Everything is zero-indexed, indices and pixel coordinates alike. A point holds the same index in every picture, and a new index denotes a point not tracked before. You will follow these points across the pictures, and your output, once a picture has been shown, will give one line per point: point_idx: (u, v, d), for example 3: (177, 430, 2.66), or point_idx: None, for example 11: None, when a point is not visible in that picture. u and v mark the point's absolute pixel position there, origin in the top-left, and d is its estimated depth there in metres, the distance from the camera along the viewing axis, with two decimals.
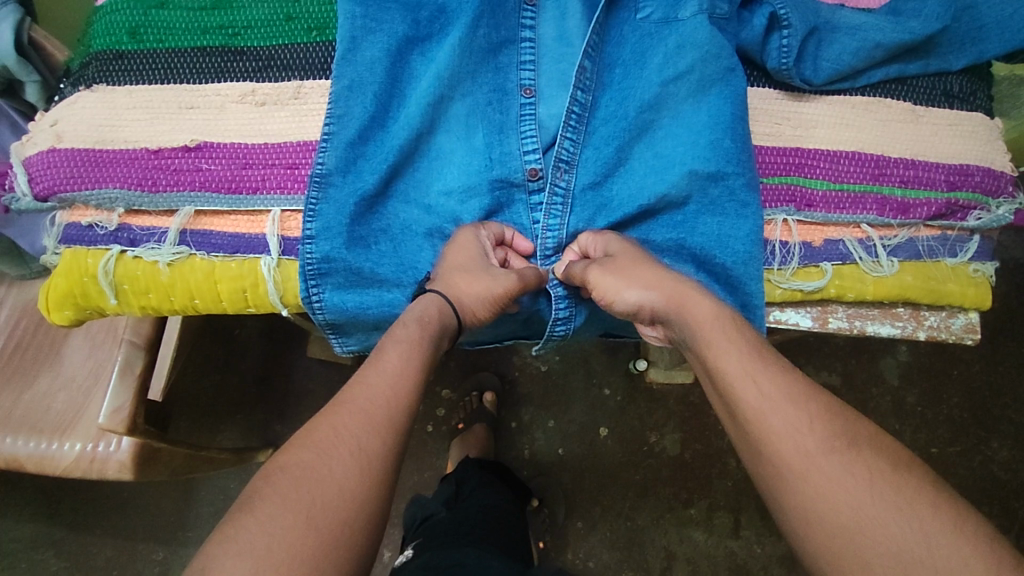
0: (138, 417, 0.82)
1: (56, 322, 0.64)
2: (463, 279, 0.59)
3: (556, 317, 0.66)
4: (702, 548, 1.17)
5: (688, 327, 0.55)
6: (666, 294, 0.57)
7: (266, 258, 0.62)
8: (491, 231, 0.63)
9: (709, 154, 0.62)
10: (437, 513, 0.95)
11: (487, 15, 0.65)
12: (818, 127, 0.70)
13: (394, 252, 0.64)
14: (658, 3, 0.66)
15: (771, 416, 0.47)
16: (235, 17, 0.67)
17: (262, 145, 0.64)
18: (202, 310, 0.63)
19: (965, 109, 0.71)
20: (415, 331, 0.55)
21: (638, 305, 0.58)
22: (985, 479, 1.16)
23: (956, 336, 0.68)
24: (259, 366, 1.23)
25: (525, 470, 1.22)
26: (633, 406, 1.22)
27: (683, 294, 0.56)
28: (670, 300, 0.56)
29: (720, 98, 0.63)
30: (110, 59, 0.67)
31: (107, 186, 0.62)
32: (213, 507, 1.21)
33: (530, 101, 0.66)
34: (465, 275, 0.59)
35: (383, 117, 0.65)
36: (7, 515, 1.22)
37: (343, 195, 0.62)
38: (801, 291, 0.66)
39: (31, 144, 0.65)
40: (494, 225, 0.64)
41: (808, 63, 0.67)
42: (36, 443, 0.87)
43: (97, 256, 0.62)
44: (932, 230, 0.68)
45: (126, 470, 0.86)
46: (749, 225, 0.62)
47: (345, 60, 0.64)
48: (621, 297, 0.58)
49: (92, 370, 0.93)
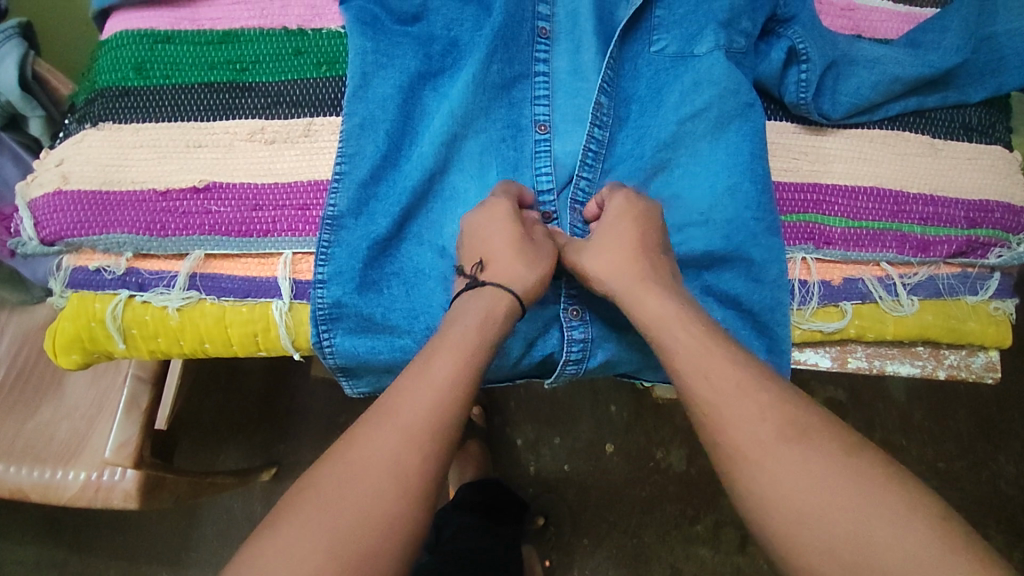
0: (144, 450, 0.81)
1: (63, 365, 0.62)
2: (507, 260, 0.56)
3: (568, 356, 0.63)
4: (709, 565, 1.16)
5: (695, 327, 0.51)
6: (625, 286, 0.55)
7: (278, 301, 0.61)
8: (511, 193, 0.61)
9: (729, 202, 0.61)
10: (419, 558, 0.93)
11: (501, 50, 0.64)
12: (836, 161, 0.69)
13: (409, 297, 0.62)
14: (673, 37, 0.65)
15: (792, 452, 0.44)
16: (243, 52, 0.66)
17: (273, 185, 0.63)
18: (212, 354, 0.62)
19: (985, 142, 0.70)
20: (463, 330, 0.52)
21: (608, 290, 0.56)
22: (990, 493, 1.13)
23: (976, 374, 0.68)
24: (262, 388, 1.21)
25: (530, 487, 1.20)
26: (639, 423, 1.21)
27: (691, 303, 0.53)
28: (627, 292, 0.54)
29: (739, 135, 0.62)
30: (116, 96, 0.65)
31: (114, 230, 0.61)
32: (216, 528, 1.19)
33: (546, 138, 0.65)
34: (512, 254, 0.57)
35: (396, 156, 0.64)
36: (9, 537, 1.21)
37: (355, 238, 0.61)
38: (821, 331, 0.66)
39: (36, 184, 0.64)
40: (512, 186, 0.61)
41: (827, 97, 0.66)
42: (40, 472, 0.84)
43: (105, 300, 0.61)
44: (952, 268, 0.67)
45: (132, 499, 0.83)
46: (775, 268, 0.61)
47: (356, 97, 0.63)
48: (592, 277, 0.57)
49: (95, 399, 0.88)
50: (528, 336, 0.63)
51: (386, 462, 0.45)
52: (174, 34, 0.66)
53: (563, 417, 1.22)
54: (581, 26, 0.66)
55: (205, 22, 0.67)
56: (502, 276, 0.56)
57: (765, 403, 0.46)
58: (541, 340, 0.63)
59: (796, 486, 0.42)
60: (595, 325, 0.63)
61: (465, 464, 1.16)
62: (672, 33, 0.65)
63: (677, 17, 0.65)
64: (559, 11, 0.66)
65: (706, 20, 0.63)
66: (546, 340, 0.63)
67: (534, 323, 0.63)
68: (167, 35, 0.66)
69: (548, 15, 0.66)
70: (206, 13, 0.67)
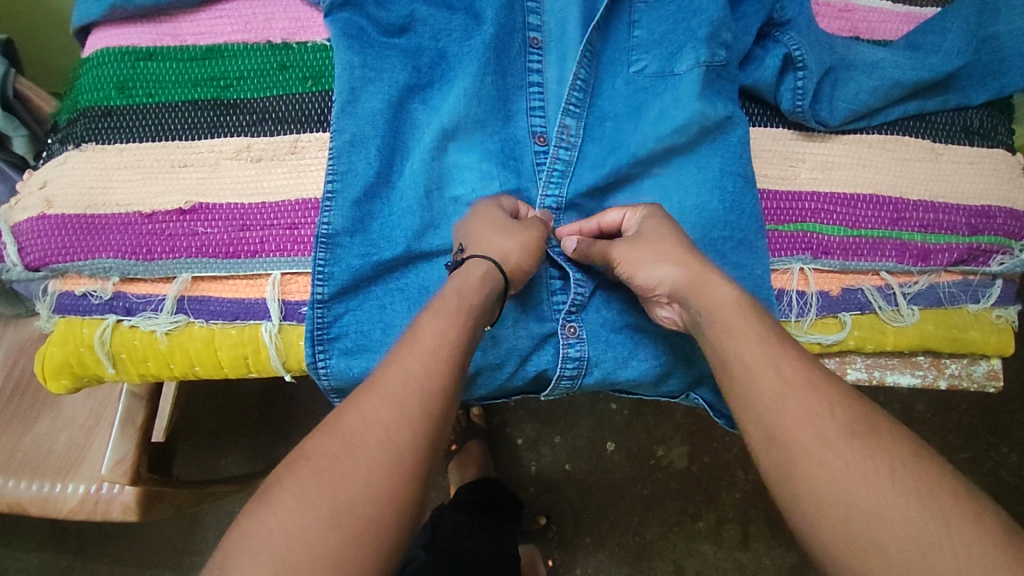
0: (142, 466, 0.76)
1: (53, 391, 0.62)
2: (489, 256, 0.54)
3: (562, 370, 0.61)
4: (712, 562, 1.12)
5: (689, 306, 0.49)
6: (691, 271, 0.51)
7: (266, 323, 0.60)
8: (507, 204, 0.59)
9: (695, 220, 0.62)
10: (417, 556, 0.91)
11: (494, 62, 0.63)
12: (835, 168, 0.67)
13: (409, 315, 0.60)
14: (653, 56, 0.63)
15: (812, 445, 0.41)
16: (227, 68, 0.65)
17: (260, 205, 0.62)
18: (203, 376, 0.62)
19: (986, 145, 0.68)
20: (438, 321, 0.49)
21: (660, 281, 0.52)
22: (994, 485, 1.11)
23: (978, 383, 0.67)
24: (261, 389, 1.16)
25: (531, 487, 1.15)
26: (640, 420, 1.16)
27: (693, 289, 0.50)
28: (693, 278, 0.51)
29: (710, 149, 0.63)
30: (99, 115, 0.64)
31: (100, 255, 0.61)
32: (220, 533, 1.14)
33: (545, 150, 0.64)
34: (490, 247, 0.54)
35: (388, 171, 0.62)
36: (11, 548, 1.16)
37: (352, 255, 0.60)
38: (820, 343, 0.65)
39: (19, 208, 0.63)
40: (508, 198, 0.60)
41: (825, 103, 0.65)
42: (37, 486, 0.77)
43: (93, 325, 0.61)
44: (952, 276, 0.67)
45: (131, 513, 0.76)
46: (753, 283, 0.61)
47: (345, 112, 0.61)
48: (644, 271, 0.53)
49: (93, 410, 0.81)
50: (522, 352, 0.61)
51: None
52: (157, 50, 0.65)
53: (563, 415, 1.16)
54: (569, 34, 0.64)
55: (188, 38, 0.66)
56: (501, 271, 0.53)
57: (775, 397, 0.43)
58: (535, 356, 0.62)
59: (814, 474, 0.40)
60: (593, 343, 0.62)
61: (465, 464, 1.12)
62: (652, 53, 0.63)
63: (656, 36, 0.63)
64: (549, 20, 0.64)
65: (687, 38, 0.62)
66: (540, 355, 0.62)
67: (529, 339, 0.62)
68: (149, 52, 0.65)
69: (539, 25, 0.64)
70: (188, 28, 0.66)
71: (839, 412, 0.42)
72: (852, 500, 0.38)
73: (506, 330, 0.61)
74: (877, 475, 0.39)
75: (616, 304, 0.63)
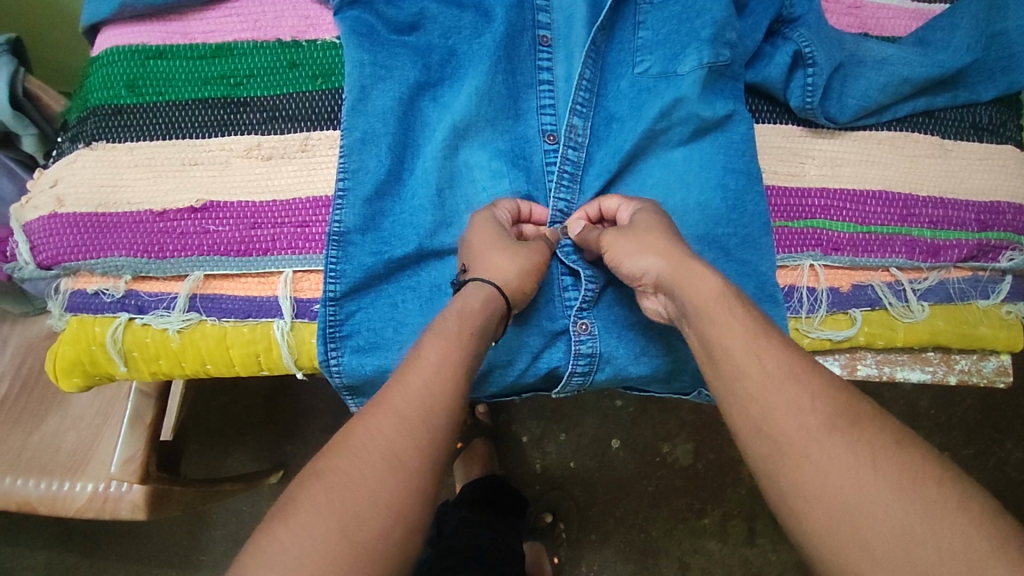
0: (151, 465, 0.76)
1: (65, 389, 0.62)
2: (500, 257, 0.55)
3: (574, 368, 0.62)
4: (717, 559, 1.12)
5: (690, 301, 0.49)
6: (671, 262, 0.52)
7: (279, 321, 0.61)
8: (504, 209, 0.60)
9: (699, 217, 0.62)
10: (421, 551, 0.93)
11: (504, 60, 0.63)
12: (844, 164, 0.67)
13: (421, 313, 0.60)
14: (656, 57, 0.63)
15: None
16: (236, 66, 0.65)
17: (271, 203, 0.62)
18: (215, 374, 0.62)
19: (995, 141, 0.68)
20: (456, 327, 0.49)
21: (644, 271, 0.53)
22: (997, 480, 1.11)
23: (987, 379, 0.67)
24: (267, 386, 1.16)
25: (537, 484, 1.15)
26: (645, 417, 1.16)
27: (697, 280, 0.50)
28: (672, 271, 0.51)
29: (713, 146, 0.63)
30: (110, 114, 0.64)
31: (112, 254, 0.61)
32: (226, 531, 1.13)
33: (554, 148, 0.64)
34: (498, 241, 0.56)
35: (399, 169, 0.62)
36: (18, 546, 1.16)
37: (364, 254, 0.60)
38: (830, 340, 0.65)
39: (31, 207, 0.63)
40: (506, 202, 0.60)
41: (833, 101, 0.65)
42: (46, 484, 0.77)
43: (105, 324, 0.61)
44: (962, 272, 0.67)
45: (140, 511, 0.76)
46: (760, 280, 0.62)
47: (355, 111, 0.61)
48: (632, 260, 0.54)
49: (102, 408, 0.81)
50: (534, 349, 0.62)
51: (391, 466, 0.41)
52: (166, 49, 0.65)
53: (568, 411, 1.16)
54: (576, 31, 0.64)
55: (197, 36, 0.66)
56: (500, 275, 0.54)
57: (762, 396, 0.42)
58: (546, 352, 0.62)
59: (794, 477, 0.39)
60: (604, 339, 0.62)
61: (470, 462, 1.12)
62: (655, 54, 0.63)
63: (661, 36, 0.63)
64: (558, 18, 0.64)
65: (689, 39, 0.61)
66: (551, 352, 0.62)
67: (540, 336, 0.62)
68: (159, 50, 0.65)
69: (548, 23, 0.64)
70: (198, 27, 0.66)
71: (817, 415, 0.41)
72: (830, 506, 0.37)
73: (518, 328, 0.61)
74: (852, 480, 0.37)
75: (627, 301, 0.63)
